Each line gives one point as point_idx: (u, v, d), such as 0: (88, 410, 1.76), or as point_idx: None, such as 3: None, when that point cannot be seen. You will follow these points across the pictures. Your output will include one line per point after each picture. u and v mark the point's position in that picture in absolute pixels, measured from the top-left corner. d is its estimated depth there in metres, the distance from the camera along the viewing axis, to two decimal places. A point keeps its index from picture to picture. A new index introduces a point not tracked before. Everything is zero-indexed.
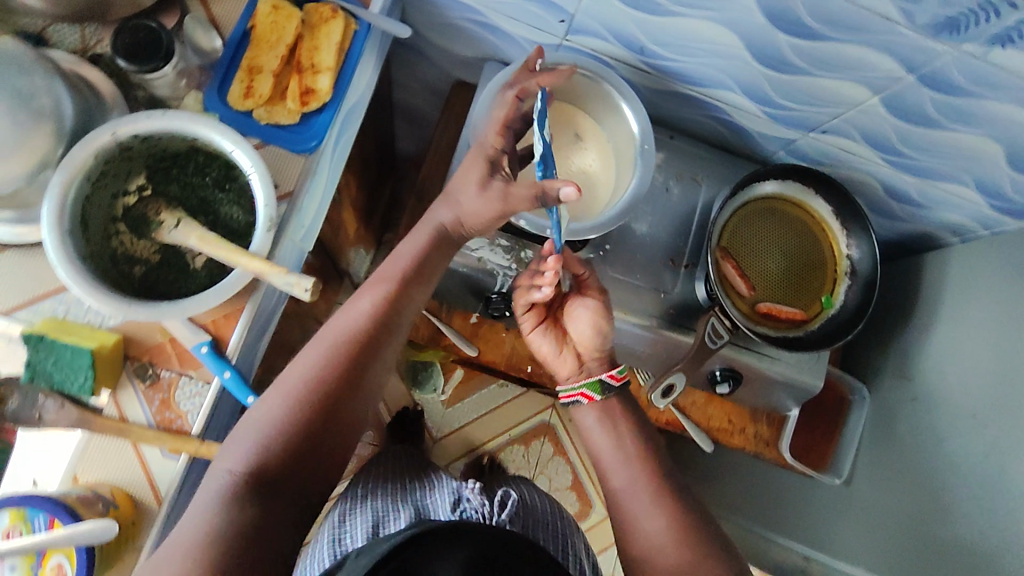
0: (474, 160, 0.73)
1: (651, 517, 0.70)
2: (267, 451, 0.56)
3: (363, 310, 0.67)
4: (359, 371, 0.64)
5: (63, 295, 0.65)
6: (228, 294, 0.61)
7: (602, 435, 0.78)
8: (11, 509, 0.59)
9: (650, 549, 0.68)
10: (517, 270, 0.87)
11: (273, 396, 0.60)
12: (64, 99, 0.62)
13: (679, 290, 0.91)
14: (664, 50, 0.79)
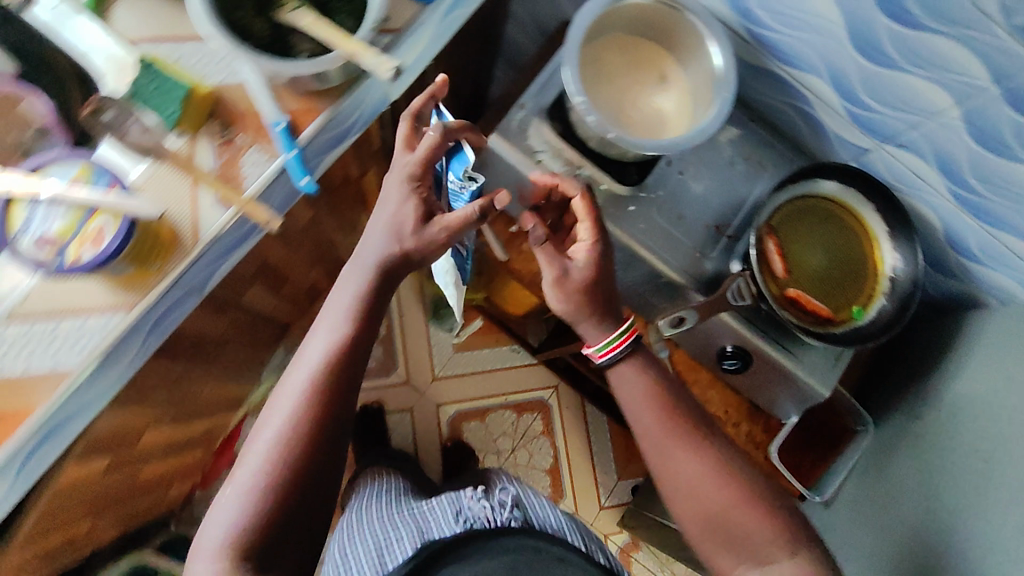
0: (409, 197, 0.72)
1: (690, 454, 0.73)
2: (246, 538, 0.63)
3: (314, 364, 0.69)
4: (321, 423, 0.67)
5: (180, 44, 0.73)
6: (323, 66, 0.70)
7: (636, 376, 0.76)
8: (84, 164, 0.69)
9: (690, 492, 0.71)
10: (570, 183, 0.90)
11: (241, 483, 0.65)
12: None
13: (717, 256, 0.93)
14: (769, 17, 0.84)
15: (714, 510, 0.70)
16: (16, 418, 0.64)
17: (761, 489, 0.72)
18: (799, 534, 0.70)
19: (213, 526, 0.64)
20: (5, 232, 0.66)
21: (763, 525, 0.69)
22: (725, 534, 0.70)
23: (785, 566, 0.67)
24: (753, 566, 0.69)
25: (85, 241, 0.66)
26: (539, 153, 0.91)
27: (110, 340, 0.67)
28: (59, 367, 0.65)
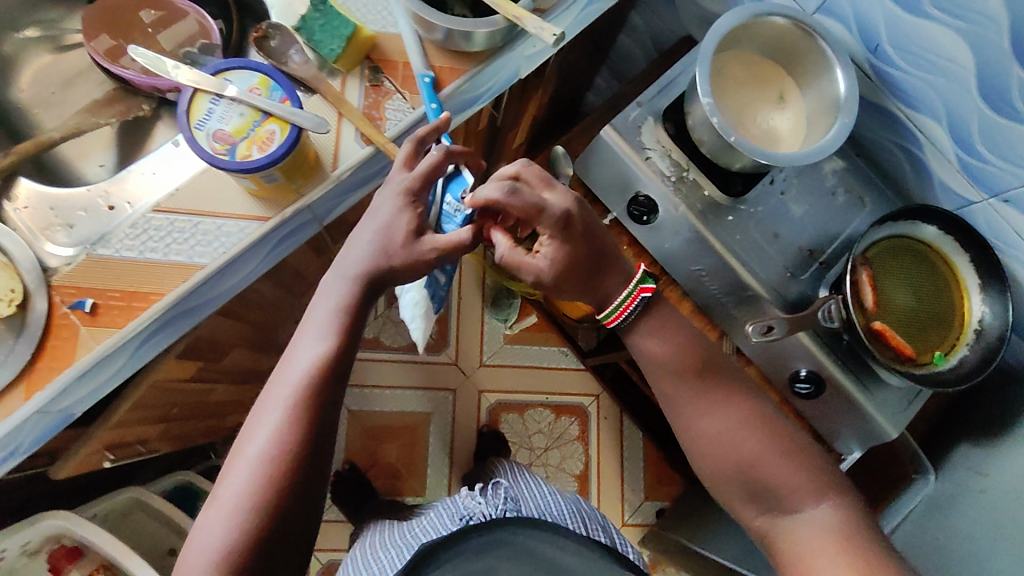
0: (404, 210, 0.70)
1: (717, 413, 0.79)
2: (239, 555, 0.61)
3: (298, 376, 0.68)
4: (308, 434, 0.67)
5: None
6: (491, 25, 0.75)
7: (653, 340, 0.80)
8: (261, 74, 0.66)
9: (720, 438, 0.78)
10: (674, 183, 0.93)
11: (230, 501, 0.63)
12: None
13: (806, 280, 0.94)
14: (898, 56, 0.86)
15: (743, 463, 0.76)
16: (149, 301, 0.69)
17: (789, 444, 0.78)
18: (828, 484, 0.76)
19: (198, 544, 0.63)
20: (185, 119, 0.64)
21: (795, 469, 0.76)
22: (753, 484, 0.76)
23: (814, 512, 0.74)
24: (775, 512, 0.76)
25: (256, 144, 0.64)
26: (649, 150, 0.94)
27: (242, 247, 0.71)
28: (194, 262, 0.70)
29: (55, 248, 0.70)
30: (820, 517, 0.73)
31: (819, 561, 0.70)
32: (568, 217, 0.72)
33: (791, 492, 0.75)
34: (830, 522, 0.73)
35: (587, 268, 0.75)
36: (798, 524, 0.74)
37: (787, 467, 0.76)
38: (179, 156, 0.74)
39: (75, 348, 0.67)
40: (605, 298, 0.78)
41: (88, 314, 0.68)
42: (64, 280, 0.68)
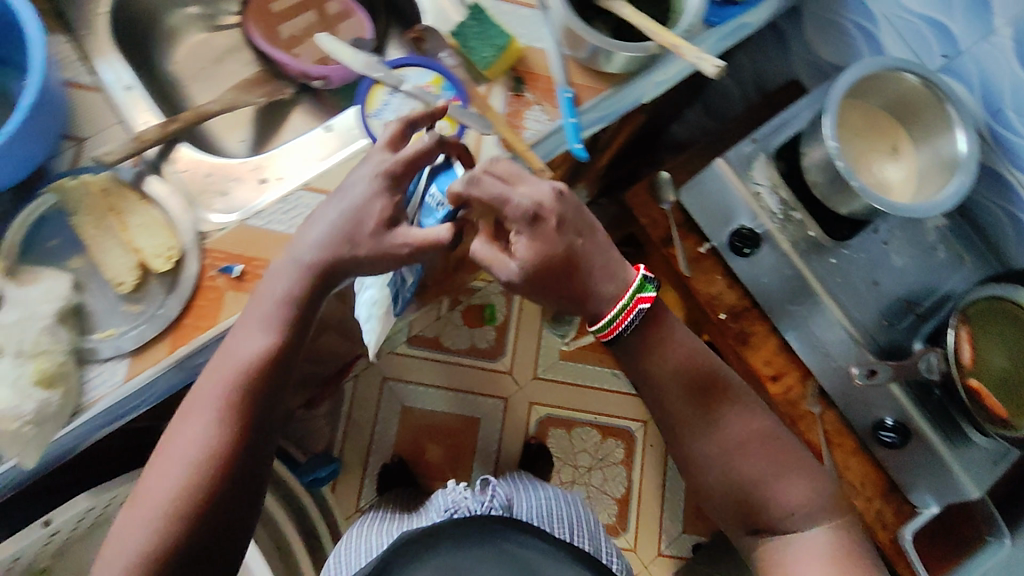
0: (380, 195, 0.66)
1: (728, 424, 0.73)
2: (162, 560, 0.59)
3: (234, 373, 0.64)
4: (243, 436, 0.63)
5: (501, 3, 0.83)
6: (638, 53, 0.77)
7: (659, 351, 0.73)
8: (436, 75, 0.79)
9: (729, 452, 0.72)
10: (781, 221, 0.95)
11: (154, 503, 0.60)
12: None
13: (901, 330, 0.95)
14: (1020, 122, 0.88)
15: (744, 480, 0.71)
16: None
17: (797, 458, 0.73)
18: (831, 506, 0.72)
19: (119, 545, 0.60)
20: (365, 109, 0.77)
21: (796, 483, 0.71)
22: (752, 503, 0.72)
23: (808, 536, 0.70)
24: (767, 531, 0.72)
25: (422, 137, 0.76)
26: (759, 185, 0.96)
27: None
28: None
29: (210, 215, 0.72)
30: (813, 540, 0.69)
31: None
32: (538, 210, 0.63)
33: (792, 513, 0.70)
34: (826, 548, 0.69)
35: (562, 265, 0.67)
36: (796, 549, 0.70)
37: (793, 484, 0.71)
38: (328, 142, 0.79)
39: (220, 309, 0.69)
40: (584, 307, 0.70)
41: (235, 278, 0.69)
42: (217, 244, 0.70)
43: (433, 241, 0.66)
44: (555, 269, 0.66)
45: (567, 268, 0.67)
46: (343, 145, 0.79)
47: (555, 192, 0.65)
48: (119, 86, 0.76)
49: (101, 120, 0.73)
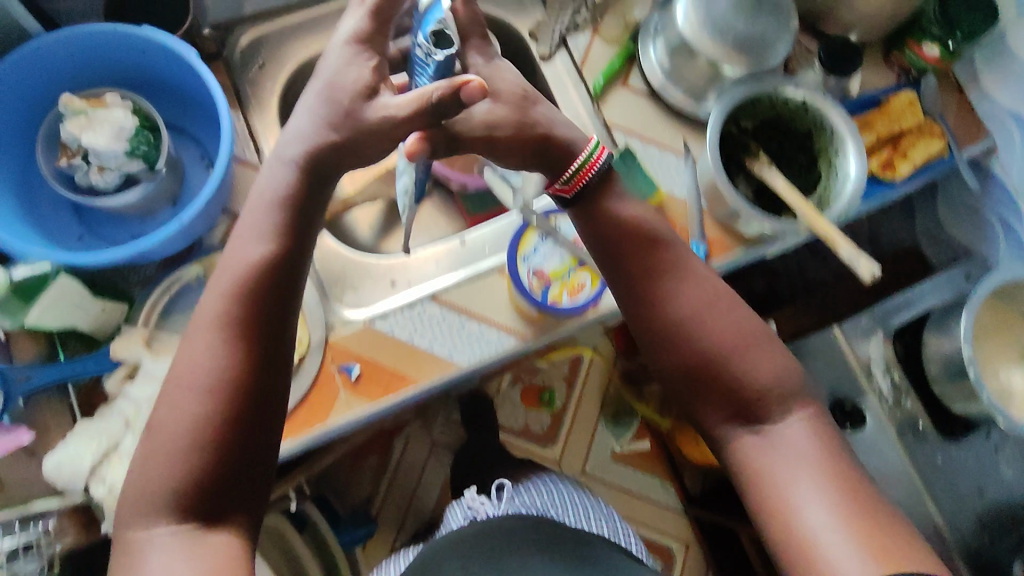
0: (354, 59, 0.62)
1: (688, 293, 0.70)
2: (195, 493, 0.56)
3: (231, 289, 0.59)
4: (250, 360, 0.59)
5: (648, 146, 0.85)
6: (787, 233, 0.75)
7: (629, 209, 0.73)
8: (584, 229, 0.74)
9: (694, 317, 0.70)
10: (890, 405, 0.90)
11: (173, 444, 0.56)
12: (783, 44, 0.77)
13: (1001, 548, 0.89)
14: None
15: (705, 361, 0.69)
16: (405, 385, 0.74)
17: (758, 337, 0.70)
18: (798, 387, 0.69)
19: (143, 487, 0.56)
20: (515, 250, 0.77)
21: (764, 361, 0.69)
22: (718, 389, 0.69)
23: (787, 426, 0.67)
24: (750, 428, 0.68)
25: (566, 290, 0.77)
26: (874, 368, 0.92)
27: (496, 357, 0.77)
28: (453, 359, 0.76)
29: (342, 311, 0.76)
30: (792, 431, 0.67)
31: (807, 484, 0.64)
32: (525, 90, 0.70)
33: (759, 398, 0.68)
34: (808, 442, 0.66)
35: (526, 106, 0.69)
36: (774, 444, 0.67)
37: (760, 360, 0.69)
38: (460, 254, 0.81)
39: (331, 408, 0.72)
40: (549, 165, 0.71)
41: (352, 380, 0.73)
42: (341, 340, 0.74)
43: (407, 114, 0.59)
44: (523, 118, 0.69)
45: (535, 113, 0.70)
46: (478, 259, 0.81)
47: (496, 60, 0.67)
48: None
49: None
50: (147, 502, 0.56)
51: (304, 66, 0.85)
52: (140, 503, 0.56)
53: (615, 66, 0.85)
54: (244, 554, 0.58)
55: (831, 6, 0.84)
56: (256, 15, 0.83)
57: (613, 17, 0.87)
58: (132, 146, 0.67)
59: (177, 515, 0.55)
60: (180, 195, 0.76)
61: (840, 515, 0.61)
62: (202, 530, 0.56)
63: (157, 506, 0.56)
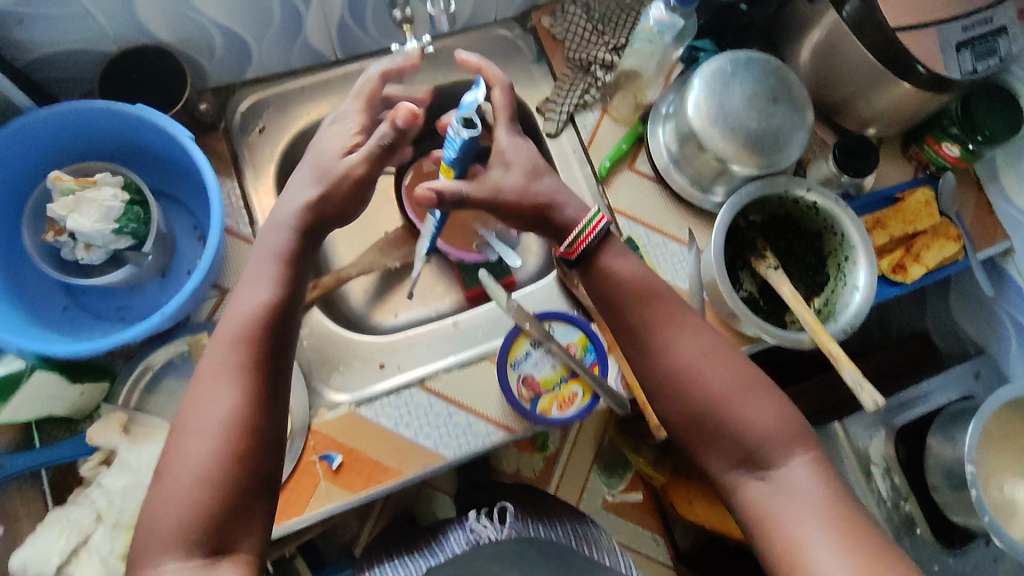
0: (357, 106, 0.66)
1: (685, 343, 0.66)
2: (206, 527, 0.51)
3: (242, 320, 0.56)
4: (260, 391, 0.55)
5: (651, 233, 0.82)
6: (789, 346, 0.72)
7: (624, 262, 0.69)
8: (582, 335, 0.73)
9: (693, 368, 0.65)
10: (889, 510, 0.87)
11: (185, 480, 0.51)
12: (797, 144, 0.74)
13: None
14: None
15: (706, 406, 0.64)
16: (386, 478, 0.72)
17: (758, 381, 0.65)
18: (804, 434, 0.63)
19: (154, 524, 0.51)
20: (504, 355, 0.68)
21: (767, 411, 0.63)
22: (718, 435, 0.63)
23: (790, 471, 0.61)
24: (756, 475, 0.62)
25: (555, 401, 0.68)
26: (873, 465, 0.88)
27: (482, 450, 0.74)
28: (438, 451, 0.73)
29: (330, 395, 0.75)
30: (798, 476, 0.60)
31: (814, 531, 0.56)
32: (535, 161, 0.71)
33: (763, 441, 0.62)
34: (815, 487, 0.59)
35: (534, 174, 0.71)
36: (784, 492, 0.60)
37: (759, 408, 0.63)
38: (451, 337, 0.79)
39: (309, 498, 0.70)
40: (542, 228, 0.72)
41: (333, 470, 0.71)
42: (324, 427, 0.72)
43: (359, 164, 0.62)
44: (533, 186, 0.70)
45: (544, 186, 0.70)
46: (471, 344, 0.79)
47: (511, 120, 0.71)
48: None
49: None
50: (155, 543, 0.50)
51: (304, 132, 0.82)
52: (148, 544, 0.50)
53: (622, 150, 0.83)
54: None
55: (853, 100, 0.81)
56: (259, 78, 0.81)
57: (623, 95, 0.83)
58: (120, 226, 0.66)
59: (186, 552, 0.50)
60: (170, 267, 0.74)
61: (846, 554, 0.54)
62: (208, 569, 0.50)
63: (167, 544, 0.50)
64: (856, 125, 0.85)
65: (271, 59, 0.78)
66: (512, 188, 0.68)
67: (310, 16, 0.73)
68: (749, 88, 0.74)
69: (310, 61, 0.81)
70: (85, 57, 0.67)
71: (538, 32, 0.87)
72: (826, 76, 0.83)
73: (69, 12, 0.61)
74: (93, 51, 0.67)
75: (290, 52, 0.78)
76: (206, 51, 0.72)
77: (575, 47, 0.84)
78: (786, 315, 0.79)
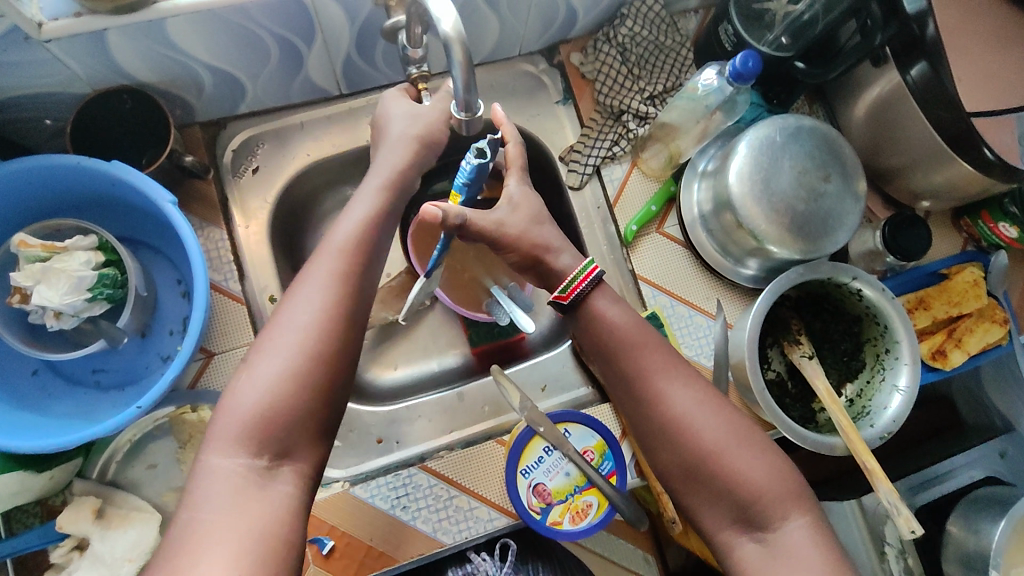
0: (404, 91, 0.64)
1: (676, 389, 0.55)
2: (276, 429, 0.48)
3: (346, 234, 0.55)
4: (354, 309, 0.53)
5: (678, 303, 0.75)
6: (822, 450, 0.66)
7: (619, 305, 0.59)
8: (600, 439, 0.63)
9: (680, 422, 0.54)
10: None
11: (272, 371, 0.49)
12: (846, 229, 0.68)
13: None
14: None
15: (695, 460, 0.53)
16: (379, 565, 0.66)
17: (753, 433, 0.55)
18: (803, 493, 0.53)
19: (229, 408, 0.48)
20: (514, 460, 0.61)
21: (762, 465, 0.53)
22: (710, 489, 0.53)
23: (788, 534, 0.51)
24: (752, 536, 0.52)
25: (570, 512, 0.61)
26: (888, 544, 0.80)
27: (483, 537, 0.68)
28: (436, 536, 0.67)
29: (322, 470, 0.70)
30: (799, 543, 0.50)
31: None
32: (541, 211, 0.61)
33: (759, 499, 0.51)
34: (817, 557, 0.49)
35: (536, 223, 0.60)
36: (781, 560, 0.50)
37: (751, 464, 0.53)
38: (455, 410, 0.75)
39: None
40: (541, 278, 0.61)
41: (323, 554, 0.65)
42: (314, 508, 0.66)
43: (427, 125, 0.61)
44: (534, 232, 0.60)
45: (545, 233, 0.60)
46: (475, 418, 0.75)
47: (522, 170, 0.62)
48: (263, 295, 0.71)
49: (237, 336, 0.67)
50: (231, 427, 0.47)
51: (301, 173, 0.74)
52: (224, 425, 0.47)
53: (652, 212, 0.75)
54: (300, 513, 0.47)
55: (909, 168, 0.73)
56: (255, 111, 0.73)
57: (658, 147, 0.76)
58: (93, 294, 0.59)
59: (255, 447, 0.47)
60: (151, 325, 0.67)
61: None
62: (266, 475, 0.47)
63: (240, 433, 0.47)
64: (909, 193, 0.77)
65: (267, 94, 0.70)
66: (512, 226, 0.59)
67: (311, 54, 0.65)
68: (800, 163, 0.67)
69: (311, 94, 0.73)
70: (57, 99, 0.60)
71: (565, 68, 0.80)
72: (881, 140, 0.75)
73: (33, 58, 0.53)
74: (65, 92, 0.59)
75: (289, 88, 0.70)
76: (192, 89, 0.64)
77: (607, 91, 0.77)
78: (815, 402, 0.74)
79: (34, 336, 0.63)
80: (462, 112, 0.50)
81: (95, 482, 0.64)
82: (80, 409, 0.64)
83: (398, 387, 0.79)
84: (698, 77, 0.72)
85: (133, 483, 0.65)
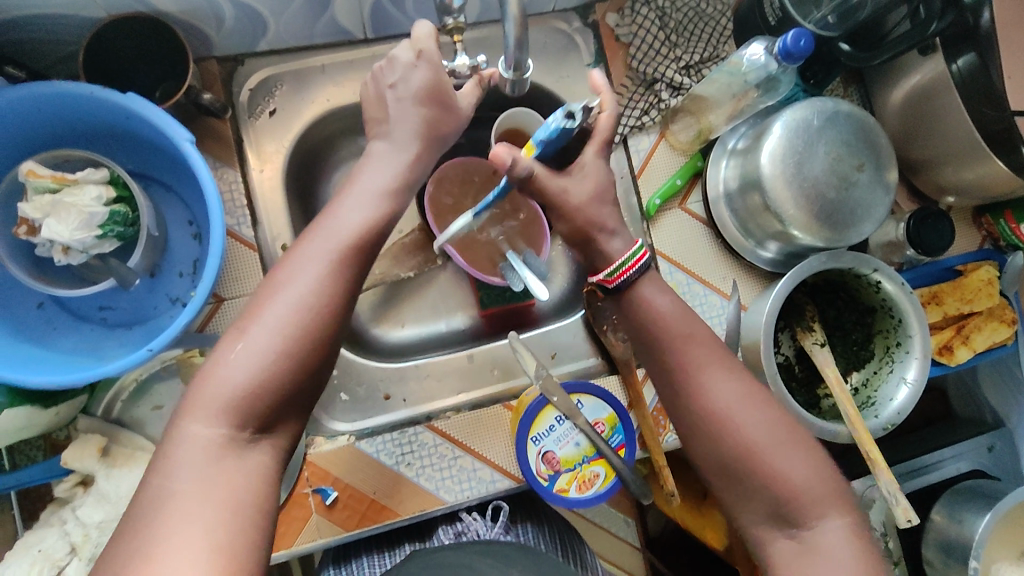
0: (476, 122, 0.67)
1: (714, 379, 0.55)
2: (276, 394, 0.46)
3: (357, 201, 0.53)
4: (357, 270, 0.51)
5: (693, 281, 0.74)
6: (828, 436, 0.67)
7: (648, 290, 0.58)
8: (612, 411, 0.64)
9: (718, 415, 0.54)
10: None
11: (272, 328, 0.47)
12: (873, 219, 0.67)
13: None
14: None
15: (736, 457, 0.53)
16: (381, 518, 0.66)
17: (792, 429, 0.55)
18: (839, 491, 0.53)
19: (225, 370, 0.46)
20: (526, 428, 0.61)
21: (799, 462, 0.53)
22: (747, 488, 0.53)
23: (823, 528, 0.51)
24: (786, 532, 0.52)
25: (577, 481, 0.62)
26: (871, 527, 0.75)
27: (486, 498, 0.68)
28: (438, 494, 0.67)
29: (329, 423, 0.70)
30: (834, 542, 0.50)
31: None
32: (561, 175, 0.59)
33: (797, 496, 0.52)
34: (850, 555, 0.49)
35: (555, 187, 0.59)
36: (815, 556, 0.50)
37: (789, 458, 0.53)
38: (464, 372, 0.75)
39: (298, 532, 0.65)
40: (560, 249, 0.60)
41: (327, 505, 0.65)
42: (319, 459, 0.66)
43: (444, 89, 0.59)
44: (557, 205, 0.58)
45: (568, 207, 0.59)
46: (484, 381, 0.75)
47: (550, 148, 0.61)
48: (276, 243, 0.69)
49: (250, 283, 0.66)
50: (227, 388, 0.45)
51: (320, 118, 0.72)
52: (215, 384, 0.45)
53: (676, 186, 0.74)
54: None
55: (940, 162, 0.72)
56: (275, 49, 0.70)
57: (687, 121, 0.75)
58: (104, 231, 0.58)
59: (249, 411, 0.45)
60: (161, 266, 0.65)
61: None
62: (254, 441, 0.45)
63: (230, 399, 0.45)
64: (935, 187, 0.76)
65: (289, 33, 0.67)
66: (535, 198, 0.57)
67: None
68: (834, 150, 0.66)
69: (334, 36, 0.70)
70: (68, 21, 0.57)
71: (598, 29, 0.77)
72: (914, 129, 0.73)
73: None
74: (78, 16, 0.57)
75: (313, 27, 0.67)
76: (212, 21, 0.61)
77: (642, 57, 0.75)
78: (821, 388, 0.74)
79: (40, 271, 0.61)
80: (512, 70, 0.50)
81: (100, 420, 0.63)
82: (85, 345, 0.62)
83: (405, 344, 0.79)
84: (743, 51, 0.68)
85: (137, 423, 0.64)
